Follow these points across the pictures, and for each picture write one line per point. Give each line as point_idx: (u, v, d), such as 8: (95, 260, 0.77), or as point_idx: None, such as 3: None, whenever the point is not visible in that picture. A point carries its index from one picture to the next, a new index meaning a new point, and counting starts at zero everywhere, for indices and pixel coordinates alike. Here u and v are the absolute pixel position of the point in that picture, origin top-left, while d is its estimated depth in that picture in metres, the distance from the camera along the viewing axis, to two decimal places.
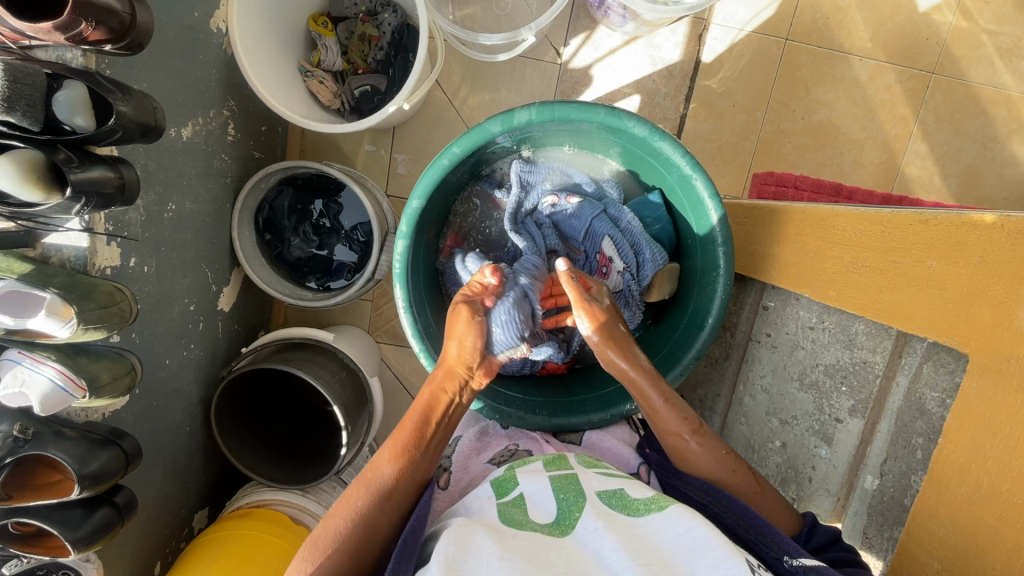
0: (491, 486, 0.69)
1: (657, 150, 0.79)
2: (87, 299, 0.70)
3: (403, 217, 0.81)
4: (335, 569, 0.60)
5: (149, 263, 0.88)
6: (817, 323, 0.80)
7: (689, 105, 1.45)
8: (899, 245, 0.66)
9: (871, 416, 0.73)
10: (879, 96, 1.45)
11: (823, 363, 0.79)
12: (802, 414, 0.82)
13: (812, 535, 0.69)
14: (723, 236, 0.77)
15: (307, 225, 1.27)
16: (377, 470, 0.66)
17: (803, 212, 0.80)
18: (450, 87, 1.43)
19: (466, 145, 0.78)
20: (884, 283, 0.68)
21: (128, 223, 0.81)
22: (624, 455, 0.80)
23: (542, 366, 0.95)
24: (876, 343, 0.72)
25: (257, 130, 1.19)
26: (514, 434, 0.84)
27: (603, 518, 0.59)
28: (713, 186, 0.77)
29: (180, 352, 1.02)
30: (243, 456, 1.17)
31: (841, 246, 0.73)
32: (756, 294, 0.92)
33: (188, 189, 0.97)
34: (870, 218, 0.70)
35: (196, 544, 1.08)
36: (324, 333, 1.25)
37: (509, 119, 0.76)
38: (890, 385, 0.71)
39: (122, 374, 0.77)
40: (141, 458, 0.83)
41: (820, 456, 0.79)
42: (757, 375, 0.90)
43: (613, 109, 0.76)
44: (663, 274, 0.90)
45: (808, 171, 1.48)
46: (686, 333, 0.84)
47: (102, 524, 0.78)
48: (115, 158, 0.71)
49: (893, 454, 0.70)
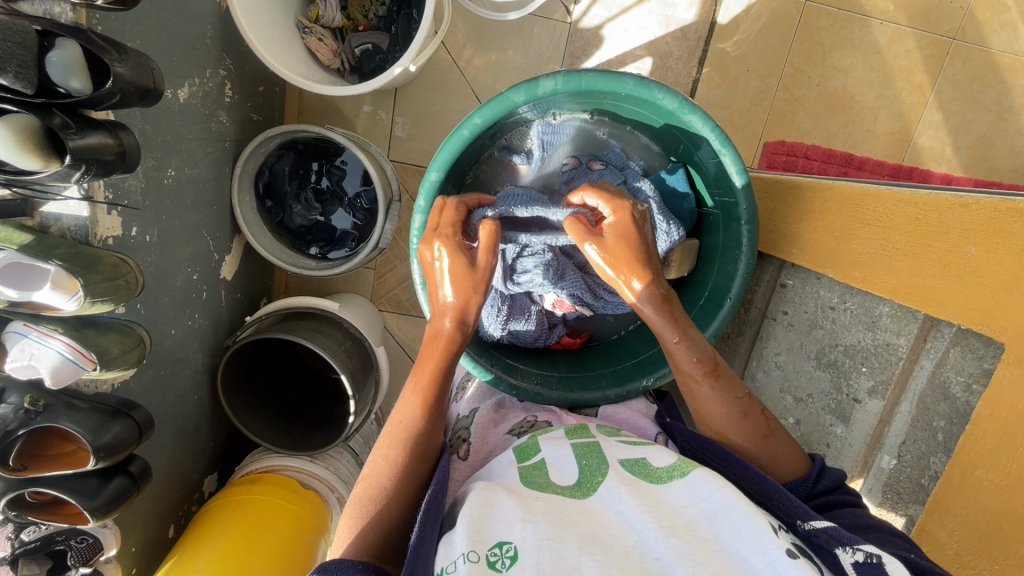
0: (512, 454, 0.70)
1: (685, 122, 0.76)
2: (93, 271, 0.67)
3: (422, 191, 0.79)
4: (385, 519, 0.62)
5: (150, 231, 0.85)
6: (838, 303, 0.80)
7: (702, 70, 1.39)
8: (935, 227, 0.66)
9: (891, 398, 0.74)
10: (897, 63, 1.41)
11: (843, 343, 0.79)
12: (819, 393, 0.83)
13: (819, 479, 0.69)
14: (749, 213, 0.76)
15: (308, 190, 1.24)
16: (404, 415, 0.67)
17: (828, 188, 0.79)
18: (455, 46, 1.37)
19: (487, 117, 0.75)
20: (916, 267, 0.67)
21: (128, 190, 0.78)
22: (641, 425, 0.81)
23: (558, 342, 0.95)
24: (901, 326, 0.72)
25: (255, 90, 1.13)
26: (531, 406, 0.85)
27: (626, 484, 0.60)
28: (743, 162, 0.74)
29: (185, 321, 1.01)
30: (250, 422, 1.17)
31: (871, 225, 0.72)
32: (774, 271, 0.92)
33: (186, 154, 0.93)
34: (903, 199, 0.69)
35: (208, 508, 1.10)
36: (330, 302, 1.24)
37: (534, 89, 0.73)
38: (914, 367, 0.71)
39: (131, 347, 0.75)
40: (154, 429, 0.83)
41: (835, 434, 0.80)
42: (771, 353, 0.91)
43: (642, 79, 0.73)
44: (683, 252, 0.85)
45: (819, 141, 1.45)
46: (705, 311, 0.84)
47: (118, 492, 0.78)
48: (114, 122, 0.68)
49: (913, 435, 0.71)
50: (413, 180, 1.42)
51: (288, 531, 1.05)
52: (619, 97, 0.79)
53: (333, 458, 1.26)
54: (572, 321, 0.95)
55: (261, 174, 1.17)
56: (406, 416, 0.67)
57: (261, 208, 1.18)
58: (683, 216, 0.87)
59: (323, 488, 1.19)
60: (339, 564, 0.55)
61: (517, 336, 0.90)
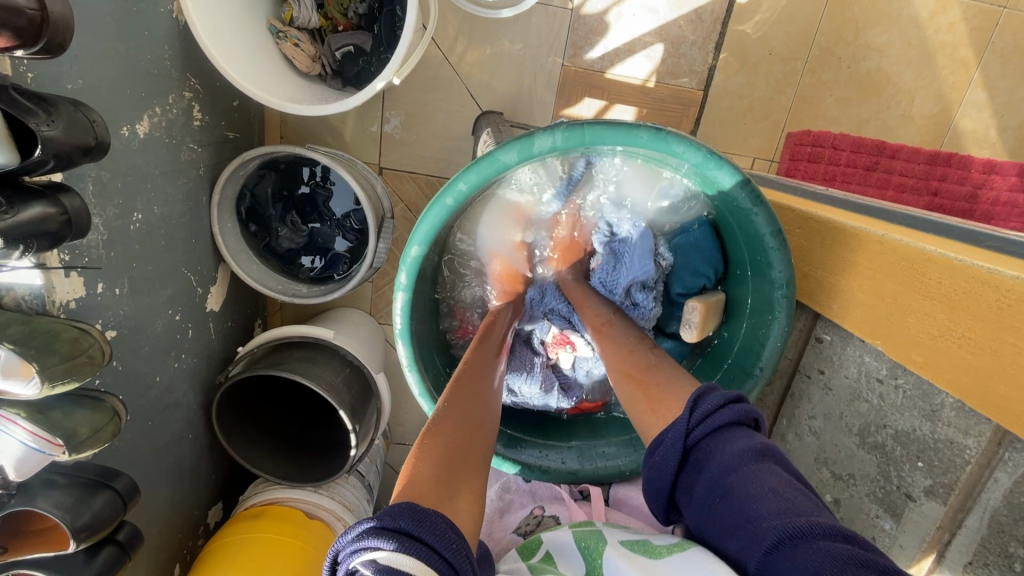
0: (518, 551, 0.71)
1: (708, 177, 0.66)
2: (50, 352, 0.61)
3: (402, 268, 0.70)
4: (449, 454, 0.59)
5: (119, 284, 0.78)
6: (887, 376, 0.69)
7: (718, 55, 1.26)
8: (1021, 322, 0.52)
9: (954, 503, 0.62)
10: (939, 38, 1.26)
11: (892, 427, 0.69)
12: (863, 475, 0.73)
13: (698, 405, 0.60)
14: (786, 279, 0.66)
15: (294, 211, 1.15)
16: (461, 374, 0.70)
17: (884, 247, 0.66)
18: (446, 41, 1.25)
19: (474, 182, 0.65)
20: (995, 367, 0.54)
21: (87, 247, 0.71)
22: (651, 515, 0.79)
23: (576, 406, 0.88)
24: (970, 424, 0.60)
25: (228, 107, 1.04)
26: (539, 491, 0.83)
27: (622, 558, 0.62)
28: (778, 224, 0.65)
29: (171, 365, 0.96)
30: (250, 454, 1.13)
31: (936, 303, 0.60)
32: (807, 322, 0.82)
33: (154, 191, 0.85)
34: (978, 277, 0.56)
35: (210, 546, 1.07)
36: (324, 328, 1.17)
37: (529, 147, 0.63)
38: (985, 475, 0.59)
39: (104, 423, 0.70)
40: (140, 494, 0.78)
41: (883, 530, 0.70)
42: (804, 416, 0.82)
43: (659, 130, 0.62)
44: (708, 308, 0.75)
45: (849, 129, 1.32)
46: (731, 375, 0.76)
47: (107, 566, 0.75)
48: (55, 184, 0.60)
49: (982, 555, 0.59)
50: (408, 187, 1.33)
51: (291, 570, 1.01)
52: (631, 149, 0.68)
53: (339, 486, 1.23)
54: (589, 383, 0.88)
55: (242, 197, 1.09)
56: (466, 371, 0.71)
57: (246, 233, 1.10)
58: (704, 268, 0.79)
59: (330, 517, 1.15)
60: (431, 517, 0.49)
61: (523, 399, 0.86)
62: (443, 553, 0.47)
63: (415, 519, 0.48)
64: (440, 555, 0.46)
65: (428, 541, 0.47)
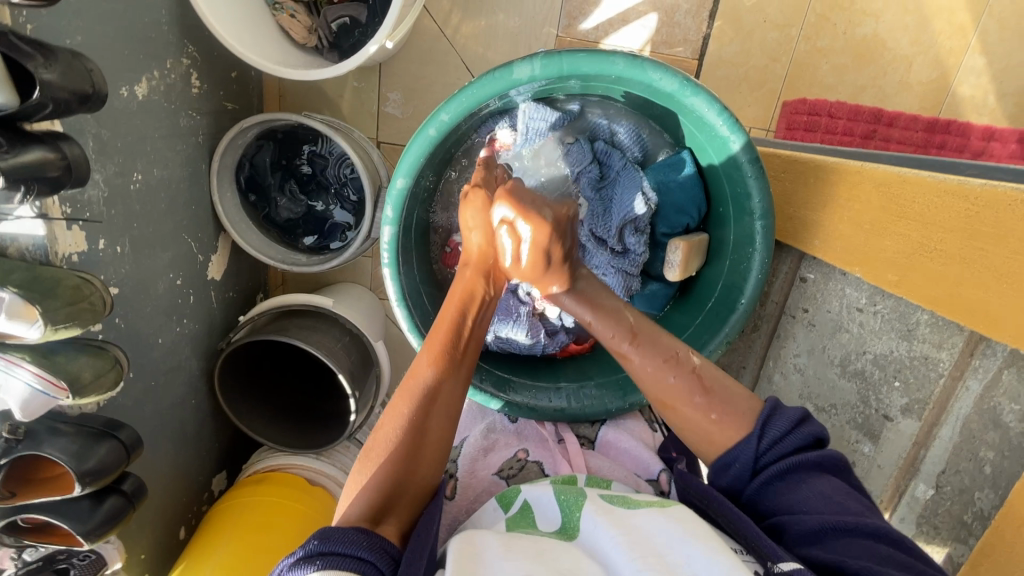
0: (494, 500, 0.66)
1: (685, 105, 0.68)
2: (51, 297, 0.63)
3: (389, 201, 0.73)
4: (385, 481, 0.56)
5: (121, 242, 0.81)
6: (867, 304, 0.71)
7: (713, 24, 1.26)
8: (989, 227, 0.55)
9: (929, 418, 0.64)
10: (935, 2, 1.26)
11: (871, 352, 0.70)
12: (843, 405, 0.74)
13: (767, 428, 0.58)
14: (763, 209, 0.68)
15: (292, 181, 1.17)
16: (414, 377, 0.62)
17: (859, 172, 0.68)
18: (441, 14, 1.26)
19: (455, 112, 0.68)
20: (964, 273, 0.57)
21: (88, 201, 0.73)
22: (643, 459, 0.77)
23: (564, 350, 0.90)
24: (942, 338, 0.62)
25: (226, 78, 1.06)
26: (522, 431, 0.80)
27: (602, 513, 0.57)
28: (754, 151, 0.67)
29: (173, 329, 0.98)
30: (250, 420, 1.15)
31: (908, 220, 0.62)
32: (792, 263, 0.83)
33: (153, 154, 0.87)
34: (949, 190, 0.58)
35: (217, 509, 1.09)
36: (325, 298, 1.19)
37: (510, 75, 0.66)
38: (957, 387, 0.61)
39: (107, 369, 0.72)
40: (142, 446, 0.80)
41: (862, 453, 0.72)
42: (790, 354, 0.83)
43: (634, 58, 0.65)
44: (690, 249, 0.77)
45: (845, 96, 1.32)
46: (716, 314, 0.76)
47: (112, 513, 0.77)
48: (55, 133, 0.62)
49: (954, 464, 0.62)
50: None
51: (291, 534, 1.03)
52: (609, 81, 0.71)
53: (341, 454, 1.25)
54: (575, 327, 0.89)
55: (241, 167, 1.11)
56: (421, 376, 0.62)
57: (245, 203, 1.12)
58: (688, 207, 0.81)
59: (332, 485, 1.18)
60: (341, 536, 0.49)
61: (511, 343, 0.86)
62: (361, 556, 0.48)
63: (324, 537, 0.49)
64: (359, 558, 0.48)
65: (342, 550, 0.48)
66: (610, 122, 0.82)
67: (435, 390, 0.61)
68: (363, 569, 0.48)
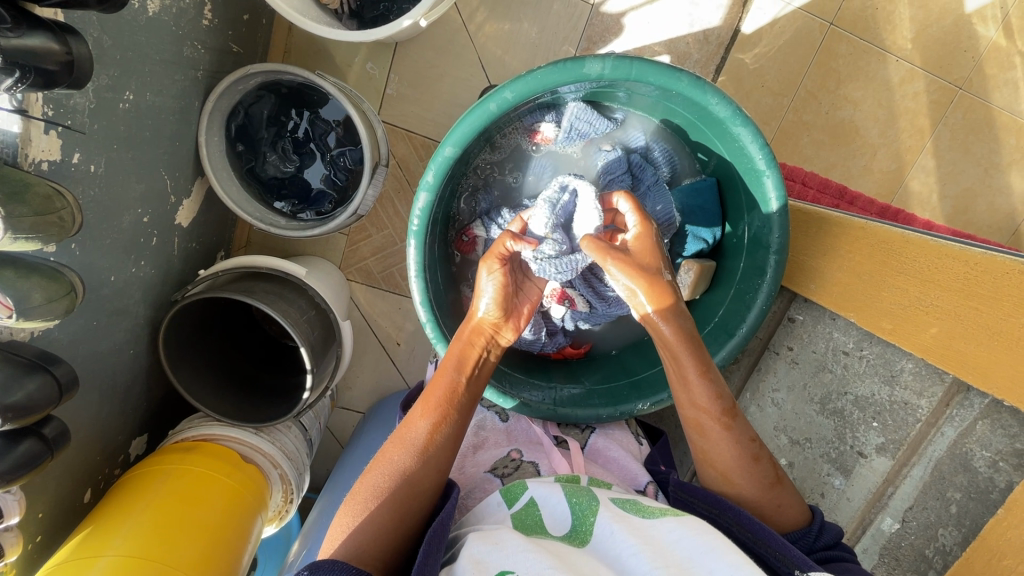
0: (499, 493, 0.70)
1: (732, 133, 0.76)
2: (18, 202, 0.56)
3: (432, 165, 0.77)
4: (376, 521, 0.62)
5: (95, 161, 0.73)
6: (853, 348, 0.81)
7: (717, 78, 1.35)
8: (984, 289, 0.66)
9: (900, 458, 0.77)
10: (905, 103, 1.41)
11: (853, 393, 0.81)
12: (819, 438, 0.86)
13: (820, 533, 0.69)
14: (779, 245, 0.77)
15: (285, 139, 1.11)
16: (410, 426, 0.69)
17: (863, 228, 0.79)
18: (467, 9, 1.26)
19: (519, 93, 0.73)
20: (958, 328, 0.68)
21: (72, 108, 0.67)
22: (632, 470, 0.81)
23: (558, 350, 0.96)
24: (924, 387, 0.74)
25: (238, 18, 1.01)
26: (514, 431, 0.85)
27: (619, 520, 0.62)
28: (783, 190, 0.76)
29: (128, 268, 0.89)
30: (191, 383, 1.05)
31: (907, 276, 0.73)
32: (783, 303, 0.93)
33: (149, 77, 0.80)
34: (949, 254, 0.69)
35: (133, 473, 0.98)
36: (297, 266, 1.12)
37: (580, 69, 0.71)
38: (932, 431, 0.74)
39: (60, 295, 0.64)
40: (77, 388, 0.72)
41: (832, 485, 0.84)
42: (769, 388, 0.93)
43: (696, 80, 0.73)
44: (700, 272, 0.88)
45: (818, 169, 1.43)
46: (715, 336, 0.86)
47: (26, 458, 0.68)
48: (63, 25, 0.57)
49: (922, 501, 0.75)
50: (401, 146, 1.32)
51: (222, 511, 0.95)
52: (666, 95, 0.78)
53: (281, 433, 1.17)
54: (573, 332, 0.97)
55: (235, 113, 1.05)
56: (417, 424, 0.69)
57: (230, 151, 1.06)
58: (704, 229, 0.91)
59: (265, 463, 1.10)
60: (329, 565, 0.55)
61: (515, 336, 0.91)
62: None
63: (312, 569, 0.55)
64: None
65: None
66: (648, 139, 0.91)
67: (427, 442, 0.68)
68: None
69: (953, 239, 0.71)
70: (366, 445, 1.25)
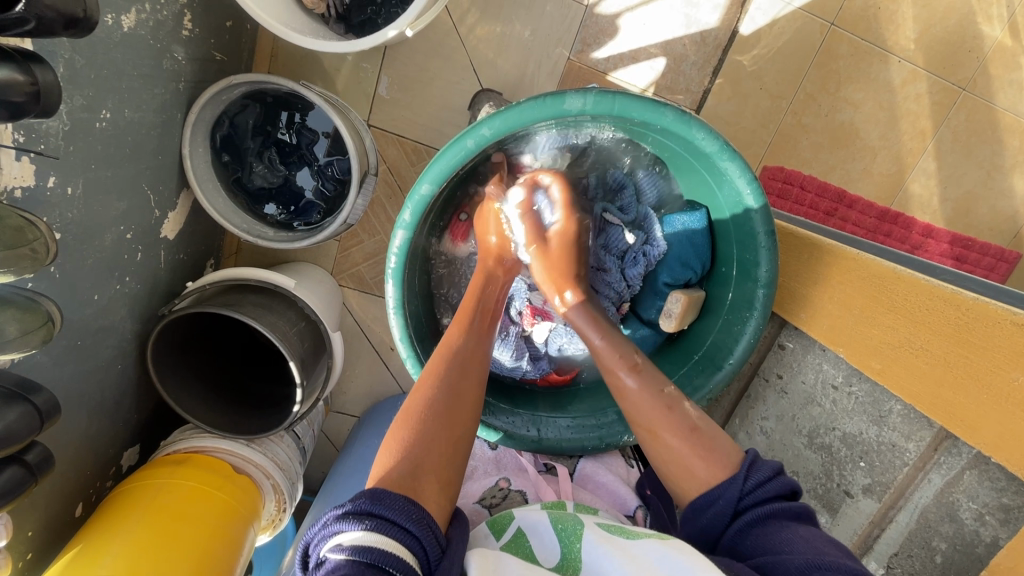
0: (485, 526, 0.70)
1: (719, 166, 0.76)
2: None
3: (410, 204, 0.77)
4: (426, 437, 0.63)
5: (72, 183, 0.72)
6: (842, 383, 0.81)
7: (714, 80, 1.32)
8: (975, 337, 0.65)
9: (887, 500, 0.76)
10: (906, 105, 1.38)
11: (841, 429, 0.81)
12: (806, 473, 0.86)
13: (751, 473, 0.64)
14: (768, 280, 0.77)
15: (272, 150, 1.10)
16: (448, 343, 0.75)
17: (855, 260, 0.78)
18: (458, 11, 1.23)
19: (497, 129, 0.72)
20: (948, 373, 0.67)
21: (45, 132, 0.65)
22: (620, 494, 0.83)
23: (543, 377, 0.98)
24: (912, 430, 0.73)
25: (220, 25, 0.99)
26: (502, 460, 0.87)
27: (604, 542, 0.63)
28: (771, 224, 0.75)
29: (112, 286, 0.88)
30: (183, 400, 1.05)
31: (897, 316, 0.72)
32: (773, 329, 0.93)
33: (128, 94, 0.78)
34: (940, 296, 0.68)
35: (121, 490, 0.97)
36: (287, 278, 1.10)
37: (560, 104, 0.71)
38: (919, 476, 0.73)
39: (35, 326, 0.63)
40: (60, 415, 0.71)
41: (819, 523, 0.84)
42: (758, 416, 0.93)
43: (681, 114, 0.72)
44: (689, 303, 0.87)
45: (817, 173, 1.41)
46: (702, 367, 0.86)
47: (13, 484, 0.68)
48: (27, 53, 0.55)
49: (907, 548, 0.74)
50: (391, 152, 1.30)
51: (213, 524, 0.95)
52: (650, 127, 0.78)
53: (272, 444, 1.16)
54: (556, 358, 0.98)
55: (219, 124, 1.03)
56: (449, 344, 0.74)
57: (216, 163, 1.04)
58: (697, 257, 0.90)
59: (259, 474, 1.10)
60: (391, 500, 0.55)
61: (497, 363, 0.94)
62: (406, 527, 0.54)
63: (375, 499, 0.54)
64: (405, 529, 0.53)
65: (392, 517, 0.54)
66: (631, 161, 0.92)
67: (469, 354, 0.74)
68: (406, 538, 0.53)
69: (944, 279, 0.70)
70: (357, 454, 1.24)
